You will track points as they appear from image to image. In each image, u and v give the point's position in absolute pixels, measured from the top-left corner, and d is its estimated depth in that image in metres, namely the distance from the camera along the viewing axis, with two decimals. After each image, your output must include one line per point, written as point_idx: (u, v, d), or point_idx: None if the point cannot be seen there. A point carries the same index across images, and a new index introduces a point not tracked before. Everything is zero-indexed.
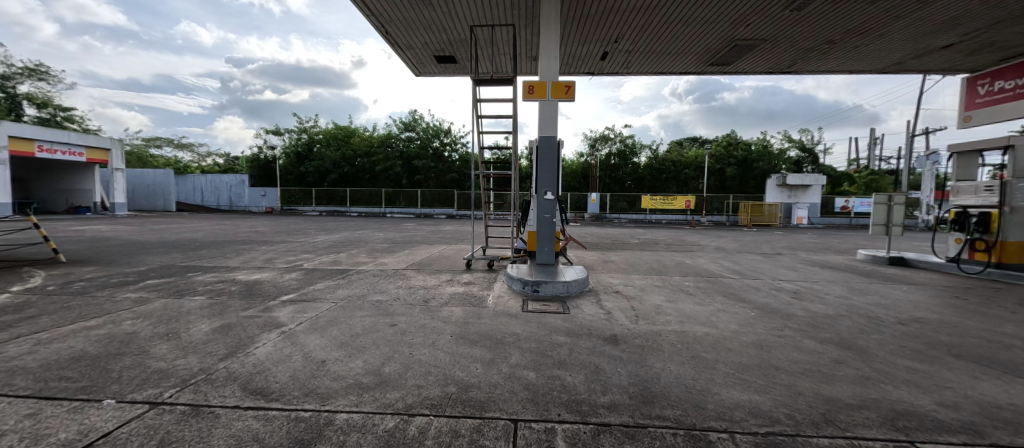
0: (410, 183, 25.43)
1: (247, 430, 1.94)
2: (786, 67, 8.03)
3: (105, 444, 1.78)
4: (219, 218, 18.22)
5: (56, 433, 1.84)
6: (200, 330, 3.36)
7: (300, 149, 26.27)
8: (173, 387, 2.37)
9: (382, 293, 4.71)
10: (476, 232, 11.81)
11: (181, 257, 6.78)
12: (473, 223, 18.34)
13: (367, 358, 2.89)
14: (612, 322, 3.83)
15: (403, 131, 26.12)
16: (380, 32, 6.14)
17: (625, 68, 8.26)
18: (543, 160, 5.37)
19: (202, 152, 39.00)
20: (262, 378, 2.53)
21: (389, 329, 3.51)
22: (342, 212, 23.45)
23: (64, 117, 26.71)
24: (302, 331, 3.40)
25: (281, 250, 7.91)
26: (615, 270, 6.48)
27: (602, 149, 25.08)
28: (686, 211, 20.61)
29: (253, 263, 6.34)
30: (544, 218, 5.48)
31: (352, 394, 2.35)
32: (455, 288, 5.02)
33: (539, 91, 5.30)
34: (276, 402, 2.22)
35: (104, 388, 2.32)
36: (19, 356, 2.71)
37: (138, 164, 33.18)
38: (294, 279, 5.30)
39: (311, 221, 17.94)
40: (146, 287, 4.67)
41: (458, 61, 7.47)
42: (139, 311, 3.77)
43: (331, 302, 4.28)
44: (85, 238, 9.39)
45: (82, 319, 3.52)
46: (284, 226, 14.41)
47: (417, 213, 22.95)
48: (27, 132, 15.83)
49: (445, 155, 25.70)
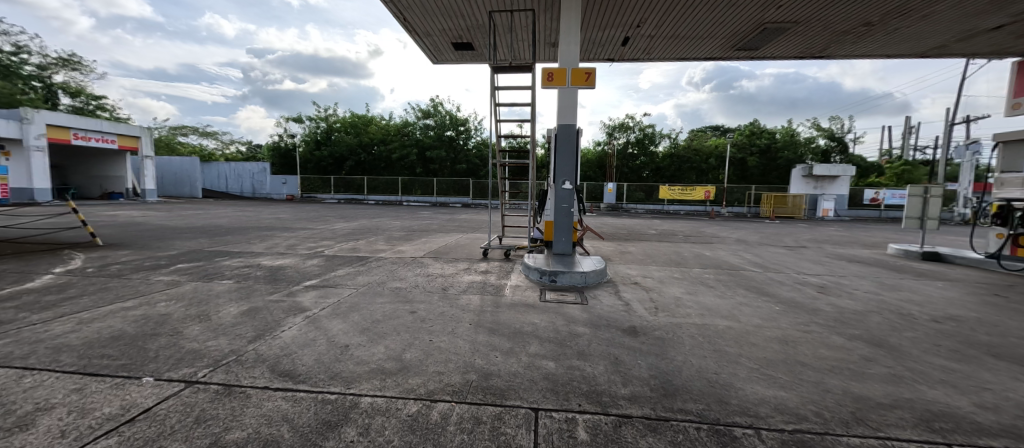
0: (425, 171, 25.55)
1: (276, 410, 2.02)
2: (817, 51, 7.62)
3: (145, 419, 1.87)
4: (242, 205, 18.72)
5: (100, 408, 1.95)
6: (228, 312, 3.47)
7: (318, 137, 26.55)
8: (206, 367, 2.47)
9: (401, 280, 4.77)
10: (492, 223, 11.84)
11: (208, 242, 7.02)
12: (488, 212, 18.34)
13: (388, 344, 2.94)
14: (631, 314, 3.79)
15: (420, 119, 26.28)
16: (399, 19, 6.04)
17: (646, 55, 8.02)
18: (562, 147, 5.27)
19: (226, 140, 40.08)
20: (289, 360, 2.61)
21: (409, 315, 3.56)
22: (359, 200, 23.80)
23: (96, 106, 27.83)
24: (324, 316, 3.47)
25: (303, 237, 8.09)
26: (633, 261, 6.40)
27: (620, 137, 24.62)
28: (705, 201, 20.17)
29: (276, 249, 6.52)
30: (561, 208, 5.41)
31: (375, 378, 2.41)
32: (472, 277, 5.05)
33: (558, 78, 5.18)
34: (303, 384, 2.30)
35: (142, 366, 2.43)
36: (64, 334, 2.86)
37: (166, 151, 34.54)
38: (316, 265, 5.42)
39: (329, 208, 18.20)
40: (177, 270, 4.85)
41: (476, 48, 7.33)
42: (171, 293, 3.93)
43: (352, 288, 4.36)
44: (118, 224, 9.82)
45: (119, 299, 3.70)
46: (304, 213, 14.67)
47: (432, 201, 23.14)
48: (62, 120, 16.48)
49: (461, 144, 25.71)
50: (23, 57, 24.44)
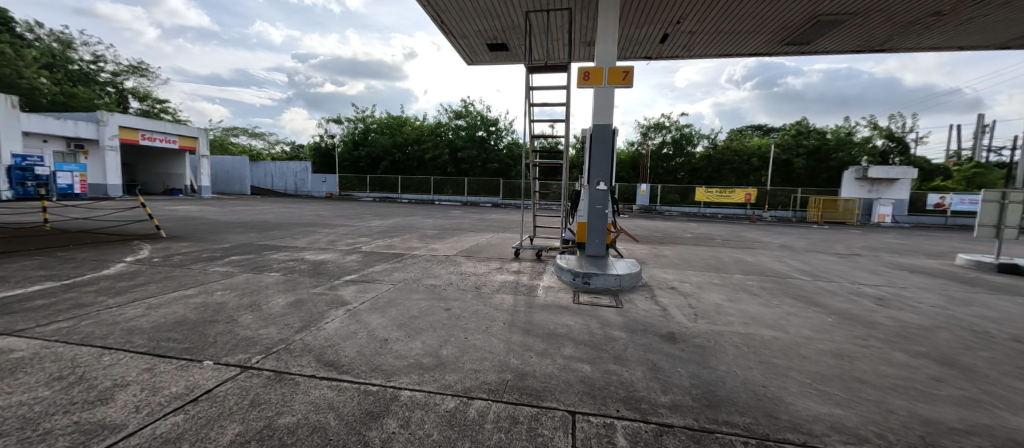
0: (457, 171, 25.99)
1: (323, 398, 2.11)
2: (876, 45, 7.07)
3: (207, 400, 2.02)
4: (286, 202, 19.84)
5: (169, 387, 2.12)
6: (277, 302, 3.68)
7: (356, 137, 27.62)
8: (259, 354, 2.62)
9: (435, 278, 4.87)
10: (524, 223, 11.87)
11: (257, 236, 7.50)
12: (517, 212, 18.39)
13: (425, 340, 3.01)
14: (669, 319, 3.67)
15: (452, 120, 26.74)
16: (436, 22, 6.18)
17: (686, 52, 7.75)
18: (597, 147, 5.20)
19: (272, 140, 42.60)
20: (333, 351, 2.72)
21: (444, 312, 3.63)
22: (393, 199, 24.57)
23: (161, 109, 30.42)
24: (364, 310, 3.61)
25: (342, 233, 8.46)
26: (669, 265, 6.20)
27: (655, 137, 23.95)
28: (745, 204, 19.25)
29: (318, 244, 6.85)
30: (595, 209, 5.32)
31: (414, 373, 2.47)
32: (504, 276, 5.07)
33: (594, 77, 5.11)
34: (346, 375, 2.39)
35: (203, 350, 2.62)
36: (137, 317, 3.15)
37: (219, 151, 37.19)
38: (355, 260, 5.65)
39: (365, 206, 18.92)
40: (231, 262, 5.20)
41: (510, 49, 7.36)
42: (226, 283, 4.23)
43: (389, 283, 4.51)
44: (178, 218, 10.67)
45: (181, 287, 4.01)
46: (342, 211, 15.34)
47: (463, 201, 23.53)
48: (132, 122, 18.13)
49: (491, 144, 25.98)
50: (100, 65, 27.07)
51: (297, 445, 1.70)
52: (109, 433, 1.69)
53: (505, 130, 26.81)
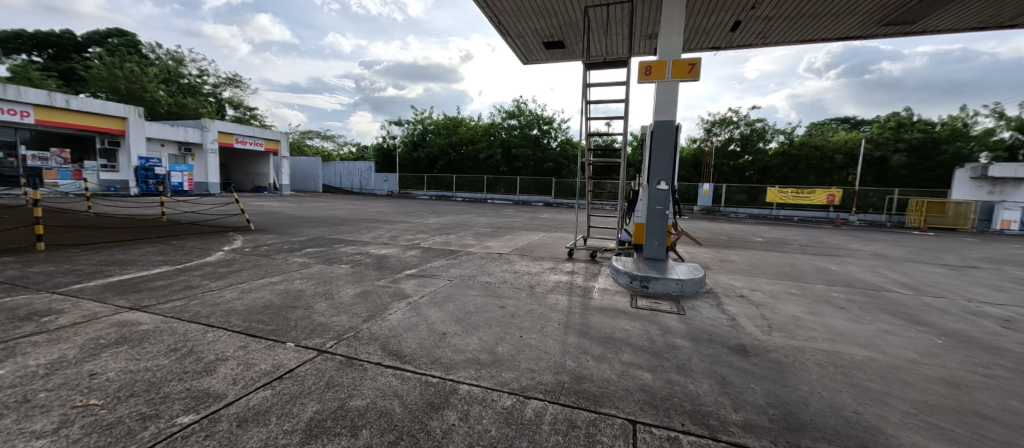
0: (509, 170, 26.41)
1: (388, 385, 2.24)
2: (1010, 19, 5.89)
3: (290, 378, 2.24)
4: (352, 199, 21.52)
5: (259, 364, 2.38)
6: (347, 293, 4.00)
7: (415, 138, 29.16)
8: (332, 339, 2.85)
9: (490, 275, 4.98)
10: (577, 223, 11.71)
11: (329, 230, 8.22)
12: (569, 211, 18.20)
13: (482, 336, 3.07)
14: (738, 330, 3.38)
15: (505, 120, 27.11)
16: (494, 23, 6.28)
17: (761, 40, 7.08)
18: (658, 144, 4.94)
19: (341, 142, 46.41)
20: (397, 342, 2.88)
21: (499, 310, 3.69)
22: (448, 197, 25.59)
23: (251, 116, 34.54)
24: (424, 303, 3.78)
25: (402, 229, 8.97)
26: (736, 271, 5.73)
27: (721, 134, 22.54)
28: (827, 207, 17.23)
29: (381, 239, 7.33)
30: (655, 210, 5.07)
31: (471, 368, 2.53)
32: (558, 277, 5.04)
33: (657, 71, 4.86)
34: (409, 365, 2.52)
35: (286, 333, 2.92)
36: (233, 299, 3.59)
37: (297, 152, 41.34)
38: (415, 255, 5.96)
39: (422, 204, 19.90)
40: (307, 253, 5.76)
41: (567, 46, 7.26)
42: (304, 272, 4.68)
43: (446, 279, 4.68)
44: (264, 213, 12.05)
45: (267, 275, 4.52)
46: (402, 208, 16.29)
47: (515, 200, 23.87)
48: (229, 128, 20.80)
49: (544, 143, 26.13)
50: (205, 79, 31.37)
51: (367, 427, 1.81)
52: (213, 400, 1.94)
53: (558, 129, 26.79)
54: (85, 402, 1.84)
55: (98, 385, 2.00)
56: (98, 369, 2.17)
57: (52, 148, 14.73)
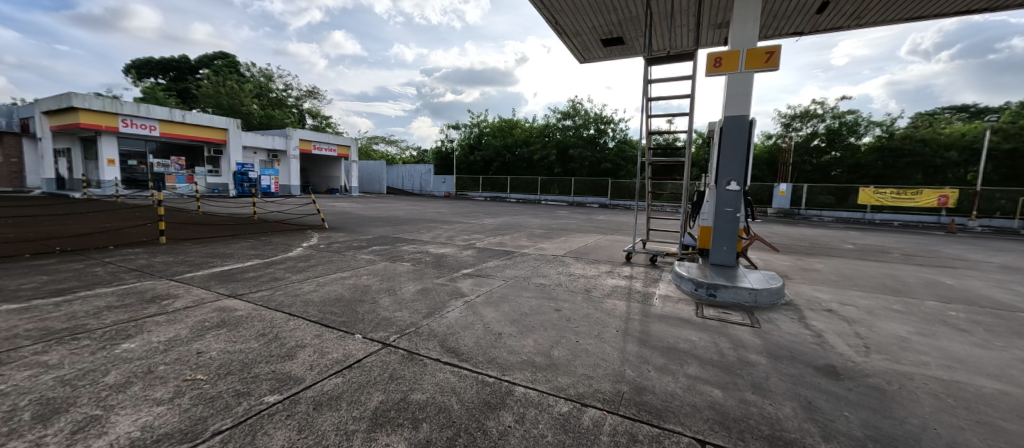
0: (563, 171, 26.30)
1: (446, 381, 2.32)
2: None
3: (359, 367, 2.41)
4: (412, 201, 22.83)
5: (332, 352, 2.60)
6: (409, 289, 4.23)
7: (472, 141, 30.11)
8: (395, 333, 3.03)
9: (544, 277, 4.96)
10: (634, 225, 11.24)
11: (393, 230, 8.80)
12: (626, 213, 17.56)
13: (537, 338, 3.06)
14: (827, 349, 2.98)
15: (560, 120, 26.92)
16: (551, 24, 6.25)
17: (856, 21, 6.19)
18: (728, 142, 4.57)
19: (403, 146, 49.51)
20: (454, 339, 2.98)
21: (554, 312, 3.66)
22: (502, 198, 26.09)
23: (327, 124, 38.23)
24: (480, 303, 3.87)
25: (459, 229, 9.30)
26: (822, 282, 5.07)
27: (803, 128, 20.31)
28: (938, 210, 14.67)
29: (440, 239, 7.67)
30: (723, 213, 4.68)
31: (527, 370, 2.53)
32: (615, 281, 4.86)
33: (728, 63, 4.48)
34: (467, 363, 2.58)
35: (355, 325, 3.15)
36: (311, 292, 3.97)
37: (365, 157, 44.91)
38: (471, 255, 6.14)
39: (477, 205, 20.47)
40: (373, 251, 6.20)
41: (627, 42, 6.97)
42: (371, 269, 5.05)
43: (502, 279, 4.76)
44: (337, 213, 13.25)
45: (340, 270, 4.95)
46: (458, 209, 16.93)
47: (569, 201, 23.69)
48: (308, 135, 23.19)
49: (601, 143, 25.73)
50: (290, 92, 35.37)
51: (428, 421, 1.88)
52: (294, 383, 2.15)
53: (616, 128, 26.09)
54: (194, 376, 2.14)
55: (204, 362, 2.32)
56: (204, 348, 2.52)
57: (171, 157, 17.72)
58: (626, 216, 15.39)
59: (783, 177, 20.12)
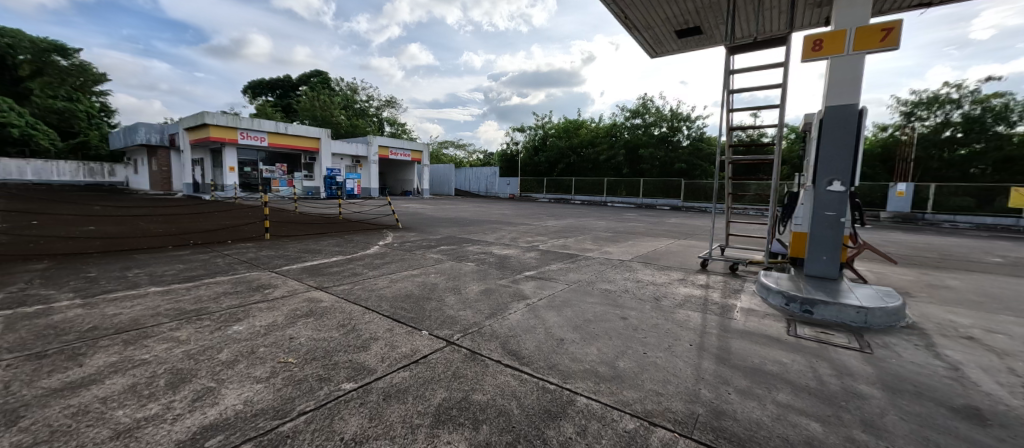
0: (632, 172, 25.16)
1: (506, 385, 2.29)
2: None
3: (425, 363, 2.51)
4: (478, 202, 23.67)
5: (402, 347, 2.75)
6: (473, 289, 4.34)
7: (536, 142, 30.15)
8: (459, 332, 3.10)
9: (609, 282, 4.71)
10: (713, 230, 10.21)
11: (460, 230, 9.18)
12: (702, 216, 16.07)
13: (600, 347, 2.89)
14: (978, 388, 2.32)
15: (628, 118, 25.63)
16: (620, 19, 5.94)
17: None
18: (830, 135, 3.92)
19: (471, 150, 51.70)
20: (516, 342, 2.95)
21: (619, 321, 3.44)
22: (566, 199, 25.81)
23: (404, 132, 41.53)
24: (542, 306, 3.80)
25: (523, 231, 9.36)
26: (970, 304, 4.02)
27: (929, 117, 16.83)
28: None
29: (504, 240, 7.79)
30: (823, 217, 3.99)
31: (589, 380, 2.39)
32: (689, 290, 4.42)
33: (831, 44, 3.82)
34: (527, 367, 2.53)
35: (423, 321, 3.31)
36: (385, 287, 4.28)
37: (437, 161, 47.81)
38: (534, 257, 6.11)
39: (541, 206, 20.47)
40: (442, 250, 6.52)
41: (705, 31, 6.34)
42: (439, 267, 5.30)
43: (564, 283, 4.63)
44: (410, 214, 14.28)
45: (410, 268, 5.27)
46: (522, 210, 17.09)
47: (637, 203, 22.64)
48: (386, 141, 25.40)
49: (674, 141, 23.95)
50: (373, 104, 39.15)
51: (487, 423, 1.87)
52: (367, 373, 2.30)
53: (691, 124, 24.04)
54: (287, 359, 2.42)
55: (295, 347, 2.61)
56: (296, 334, 2.84)
57: (276, 164, 20.77)
58: (703, 220, 14.07)
59: (903, 176, 16.52)
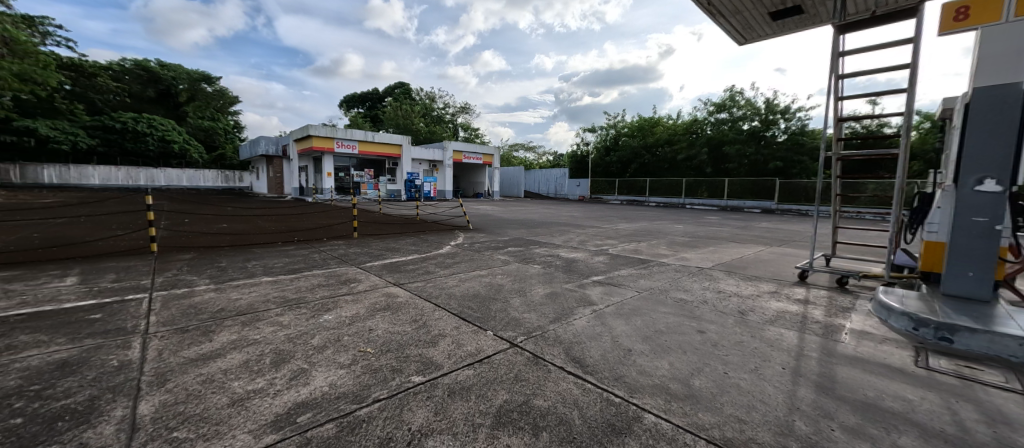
0: (716, 172, 22.93)
1: (567, 393, 2.20)
2: None
3: (489, 363, 2.55)
4: (547, 204, 23.67)
5: (468, 345, 2.83)
6: (538, 292, 4.31)
7: (608, 143, 29.00)
8: (523, 335, 3.10)
9: (686, 291, 4.30)
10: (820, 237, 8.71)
11: (528, 232, 9.25)
12: (805, 221, 13.86)
13: (673, 362, 2.63)
14: None
15: (712, 114, 23.27)
16: (701, 6, 5.36)
17: None
18: (980, 120, 3.04)
19: (541, 152, 52.02)
20: (580, 349, 2.84)
21: (696, 334, 3.10)
22: (640, 201, 24.47)
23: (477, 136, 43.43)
24: (609, 313, 3.61)
25: (592, 234, 9.08)
26: None
27: None
28: None
29: (571, 243, 7.64)
30: (967, 223, 3.11)
31: (660, 397, 2.18)
32: (784, 305, 3.82)
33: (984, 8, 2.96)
34: (591, 376, 2.42)
35: (488, 321, 3.38)
36: (453, 286, 4.49)
37: (507, 163, 49.00)
38: (602, 261, 5.86)
39: (612, 209, 19.69)
40: (509, 252, 6.63)
41: (809, 9, 5.43)
42: (507, 268, 5.40)
43: (634, 290, 4.35)
44: (480, 214, 14.85)
45: (477, 268, 5.45)
46: (591, 212, 16.61)
47: (721, 205, 20.68)
48: (460, 146, 26.80)
49: (768, 136, 21.02)
50: (449, 111, 41.68)
51: (547, 431, 1.81)
52: (434, 368, 2.42)
53: (792, 116, 20.89)
54: (366, 348, 2.65)
55: (374, 338, 2.86)
56: (375, 326, 3.12)
57: (366, 170, 23.10)
58: (806, 225, 12.11)
59: None
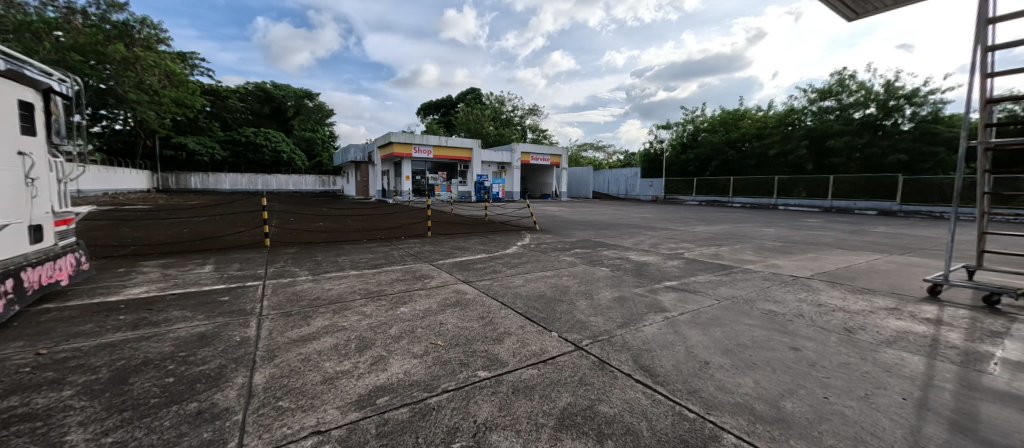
0: (818, 168, 19.97)
1: (635, 402, 2.08)
2: None
3: (552, 364, 2.51)
4: (615, 205, 22.81)
5: (532, 345, 2.82)
6: (605, 295, 4.15)
7: (685, 139, 27.01)
8: (588, 338, 3.00)
9: (777, 303, 3.79)
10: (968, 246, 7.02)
11: (595, 234, 8.98)
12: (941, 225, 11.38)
13: (759, 379, 2.33)
14: None
15: (813, 102, 20.34)
16: None
17: None
18: None
19: (611, 151, 50.27)
20: (650, 357, 2.67)
21: (789, 352, 2.71)
22: (722, 202, 22.33)
23: (544, 137, 43.54)
24: (684, 322, 3.33)
25: (666, 237, 8.50)
26: None
27: None
28: None
29: (642, 245, 7.24)
30: None
31: (743, 417, 1.94)
32: (909, 325, 3.15)
33: None
34: (662, 387, 2.25)
35: (553, 322, 3.34)
36: (518, 286, 4.54)
37: (575, 164, 48.26)
38: (677, 266, 5.45)
39: (689, 210, 18.28)
40: (575, 253, 6.50)
41: None
42: (573, 270, 5.30)
43: (714, 298, 3.95)
44: (547, 215, 14.82)
45: (542, 268, 5.44)
46: (666, 214, 15.59)
47: (824, 206, 17.96)
48: (528, 148, 27.09)
49: (891, 125, 17.73)
50: (517, 113, 42.45)
51: (613, 439, 1.72)
52: (499, 365, 2.46)
53: (925, 100, 17.30)
54: (437, 341, 2.80)
55: (444, 332, 3.00)
56: (445, 320, 3.28)
57: (439, 172, 24.46)
58: (944, 230, 9.91)
59: None
